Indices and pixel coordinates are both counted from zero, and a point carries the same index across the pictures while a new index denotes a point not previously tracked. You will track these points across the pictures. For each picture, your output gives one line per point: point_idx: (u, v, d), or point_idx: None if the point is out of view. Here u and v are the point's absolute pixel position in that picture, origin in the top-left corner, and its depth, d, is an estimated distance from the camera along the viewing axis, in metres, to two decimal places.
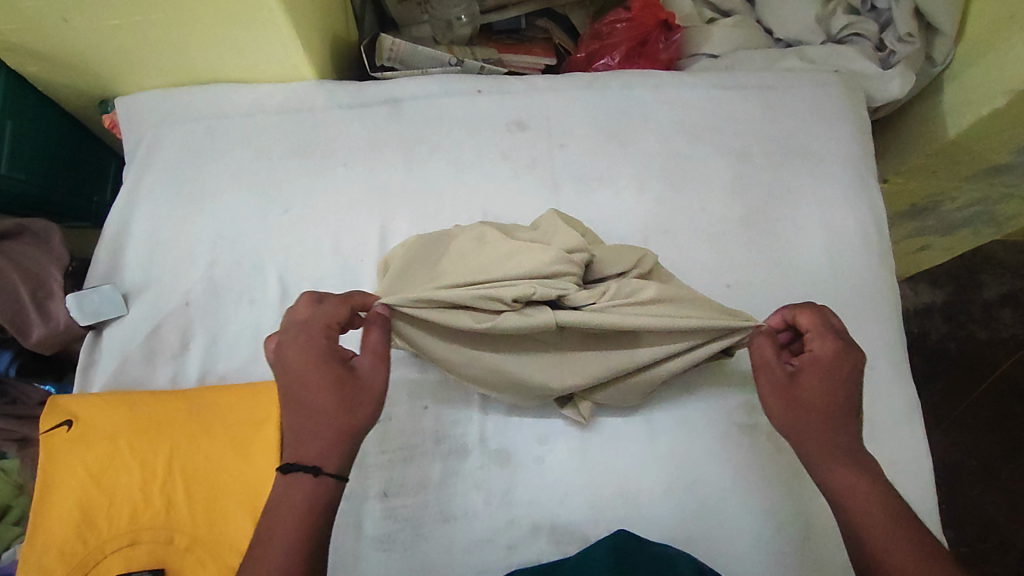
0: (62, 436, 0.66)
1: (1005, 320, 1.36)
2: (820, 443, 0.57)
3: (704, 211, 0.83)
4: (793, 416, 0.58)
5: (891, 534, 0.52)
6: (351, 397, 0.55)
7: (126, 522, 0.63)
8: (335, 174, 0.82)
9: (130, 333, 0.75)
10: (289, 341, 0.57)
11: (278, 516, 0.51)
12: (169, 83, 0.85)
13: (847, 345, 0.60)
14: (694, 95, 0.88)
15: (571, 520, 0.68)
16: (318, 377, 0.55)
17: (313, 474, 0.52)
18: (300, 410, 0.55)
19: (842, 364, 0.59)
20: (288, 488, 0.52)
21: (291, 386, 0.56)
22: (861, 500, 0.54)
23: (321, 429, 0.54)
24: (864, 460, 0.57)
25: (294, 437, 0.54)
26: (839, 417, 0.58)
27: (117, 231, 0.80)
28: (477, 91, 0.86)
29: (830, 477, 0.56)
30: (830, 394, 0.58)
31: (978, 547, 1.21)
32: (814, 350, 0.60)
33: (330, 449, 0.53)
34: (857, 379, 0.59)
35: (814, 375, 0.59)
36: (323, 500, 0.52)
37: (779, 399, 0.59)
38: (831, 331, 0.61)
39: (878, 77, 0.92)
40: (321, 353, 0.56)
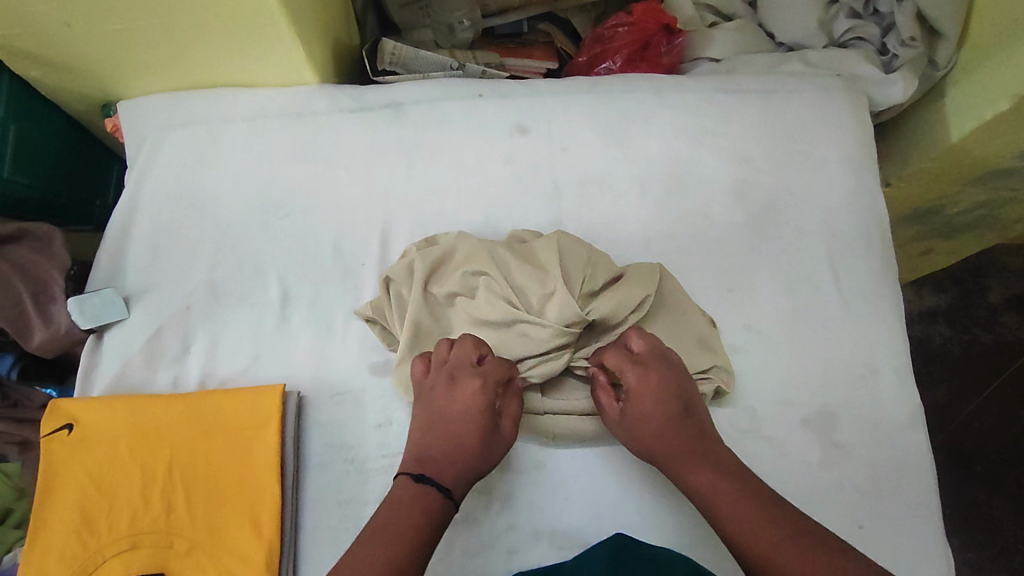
0: (62, 440, 0.66)
1: (1009, 324, 1.35)
2: (668, 458, 0.62)
3: (705, 215, 0.83)
4: (645, 446, 0.64)
5: (744, 523, 0.56)
6: (487, 444, 0.63)
7: (125, 527, 0.62)
8: (336, 178, 0.82)
9: (131, 337, 0.75)
10: (464, 379, 0.64)
11: (407, 517, 0.57)
12: (171, 87, 0.85)
13: (646, 368, 0.65)
14: (695, 99, 0.88)
15: (572, 525, 0.68)
16: (472, 418, 0.62)
17: (445, 494, 0.60)
18: (446, 442, 0.62)
19: (653, 383, 0.64)
20: (421, 498, 0.59)
21: (449, 415, 0.63)
22: (715, 498, 0.59)
23: (457, 462, 0.61)
24: (713, 456, 0.61)
25: (432, 458, 0.62)
26: (674, 431, 0.62)
27: (119, 234, 0.80)
28: (478, 95, 0.86)
29: (692, 487, 0.61)
30: (660, 409, 0.63)
31: (981, 554, 1.20)
32: (626, 383, 0.65)
33: (462, 478, 0.61)
34: (674, 389, 0.64)
35: (638, 403, 0.64)
36: (440, 519, 0.59)
37: (624, 432, 0.65)
38: (629, 361, 0.65)
39: (880, 82, 0.92)
40: (482, 398, 0.63)
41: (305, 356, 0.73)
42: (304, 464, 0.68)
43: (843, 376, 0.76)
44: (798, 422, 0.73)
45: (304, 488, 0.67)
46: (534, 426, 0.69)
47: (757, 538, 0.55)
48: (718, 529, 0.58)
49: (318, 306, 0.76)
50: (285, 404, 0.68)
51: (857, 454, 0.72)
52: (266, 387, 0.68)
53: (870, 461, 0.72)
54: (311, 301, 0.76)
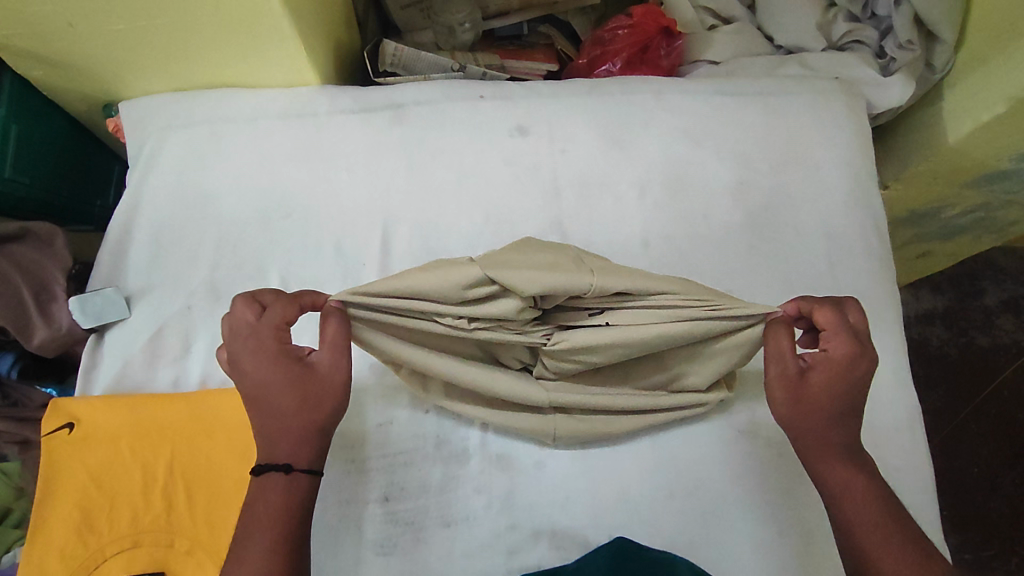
0: (63, 439, 0.65)
1: (1005, 327, 1.36)
2: (824, 444, 0.58)
3: (705, 216, 0.83)
4: (797, 413, 0.58)
5: (882, 539, 0.54)
6: (317, 395, 0.57)
7: (126, 526, 0.63)
8: (338, 178, 0.82)
9: (132, 336, 0.75)
10: (246, 347, 0.57)
11: (254, 516, 0.54)
12: (173, 88, 0.85)
13: (861, 348, 0.58)
14: (695, 101, 0.89)
15: (572, 525, 0.68)
16: (281, 381, 0.56)
17: (285, 472, 0.55)
18: (270, 414, 0.56)
19: (854, 366, 0.58)
20: (261, 491, 0.55)
21: (252, 389, 0.57)
22: (858, 499, 0.56)
23: (292, 429, 0.56)
24: (865, 463, 0.58)
25: (270, 440, 0.56)
26: (842, 417, 0.58)
27: (120, 234, 0.80)
28: (479, 97, 0.87)
29: (824, 471, 0.58)
30: (842, 394, 0.58)
31: (978, 555, 1.21)
32: (827, 351, 0.58)
33: (299, 445, 0.56)
34: (866, 378, 0.58)
35: (827, 375, 0.58)
36: (299, 496, 0.55)
37: (785, 394, 0.58)
38: (848, 331, 0.58)
39: (877, 85, 0.93)
40: (279, 357, 0.57)
41: None
42: None
43: None
44: None
45: None
46: (536, 426, 0.69)
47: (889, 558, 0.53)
48: (843, 528, 0.56)
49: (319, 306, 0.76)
50: None
51: None
52: None
53: None
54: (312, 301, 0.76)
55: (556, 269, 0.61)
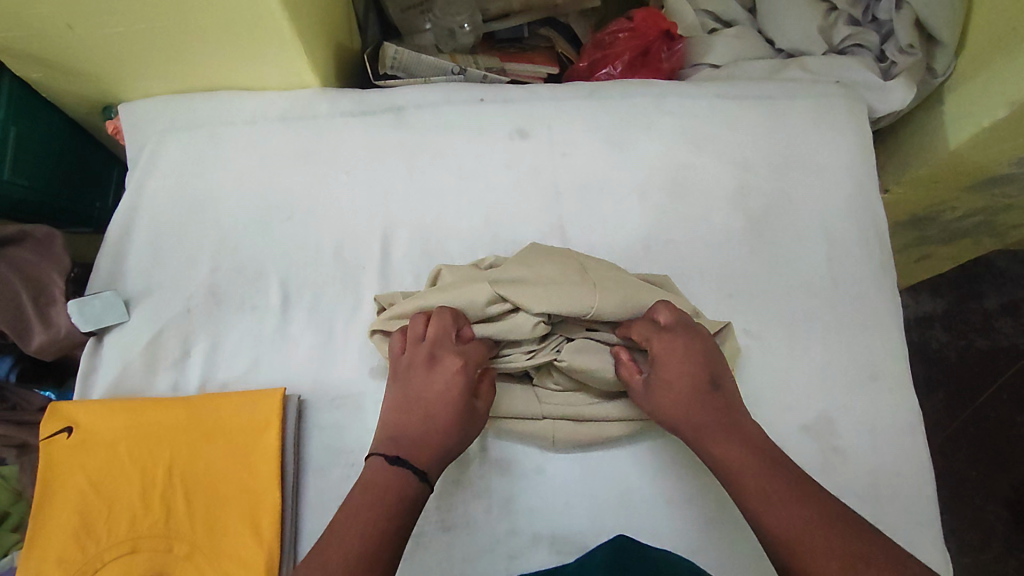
0: (62, 443, 0.65)
1: (1005, 330, 1.36)
2: (695, 428, 0.60)
3: (706, 220, 0.83)
4: (664, 414, 0.62)
5: (773, 505, 0.54)
6: (467, 429, 0.62)
7: (125, 531, 0.62)
8: (337, 181, 0.82)
9: (131, 339, 0.75)
10: (443, 357, 0.63)
11: (379, 502, 0.55)
12: (173, 90, 0.85)
13: (676, 335, 0.64)
14: (695, 104, 0.89)
15: (572, 530, 0.68)
16: (449, 399, 0.62)
17: (419, 476, 0.58)
18: (422, 421, 0.61)
19: (682, 352, 0.63)
20: (393, 483, 0.57)
21: (425, 397, 0.62)
22: (741, 468, 0.57)
23: (437, 445, 0.60)
24: (742, 430, 0.60)
25: (408, 441, 0.60)
26: (701, 400, 0.61)
27: (119, 237, 0.80)
28: (479, 100, 0.86)
29: (714, 461, 0.59)
30: (690, 378, 0.62)
31: (977, 558, 1.21)
32: (653, 352, 0.64)
33: (436, 458, 0.60)
34: (705, 358, 0.63)
35: (664, 372, 0.63)
36: (418, 503, 0.57)
37: (647, 402, 0.63)
38: (658, 329, 0.64)
39: (878, 89, 0.93)
40: (466, 381, 0.63)
41: (306, 360, 0.73)
42: (304, 469, 0.68)
43: (841, 381, 0.76)
44: (797, 428, 0.73)
45: (303, 492, 0.67)
46: (533, 429, 0.69)
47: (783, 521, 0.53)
48: (740, 503, 0.56)
49: (318, 309, 0.76)
50: (286, 409, 0.68)
51: (856, 460, 0.72)
52: (267, 391, 0.68)
53: (868, 466, 0.72)
54: (311, 304, 0.76)
55: (560, 284, 0.66)
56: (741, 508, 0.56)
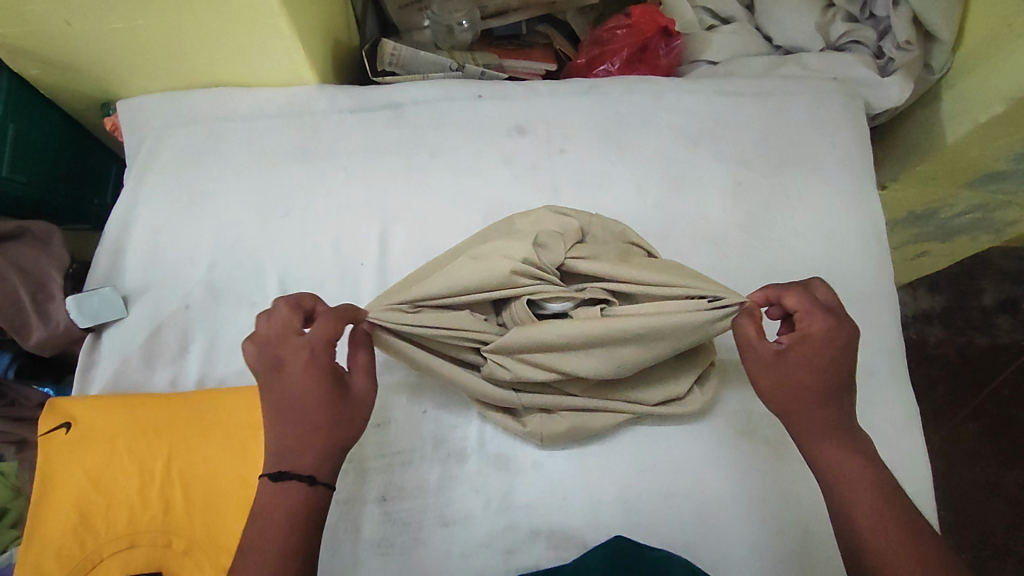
0: (60, 438, 0.65)
1: (1003, 327, 1.36)
2: (815, 423, 0.57)
3: (703, 216, 0.83)
4: (781, 397, 0.58)
5: (882, 526, 0.52)
6: (348, 412, 0.57)
7: (123, 526, 0.62)
8: (336, 178, 0.82)
9: (130, 335, 0.75)
10: (291, 357, 0.57)
11: (269, 522, 0.52)
12: (172, 87, 0.85)
13: (839, 321, 0.58)
14: (693, 101, 0.89)
15: (570, 525, 0.68)
16: (314, 394, 0.56)
17: (309, 483, 0.54)
18: (294, 424, 0.55)
19: (833, 340, 0.57)
20: (279, 496, 0.53)
21: (287, 401, 0.56)
22: (852, 478, 0.55)
23: (318, 443, 0.55)
24: (858, 440, 0.57)
25: (288, 450, 0.55)
26: (830, 395, 0.57)
27: (118, 234, 0.80)
28: (478, 96, 0.87)
29: (824, 458, 0.56)
30: (829, 371, 0.57)
31: (975, 555, 1.22)
32: (804, 329, 0.58)
33: (324, 457, 0.55)
34: (851, 352, 0.58)
35: (804, 354, 0.57)
36: (313, 509, 0.54)
37: (769, 378, 0.58)
38: (820, 308, 0.59)
39: (875, 85, 0.93)
40: (326, 367, 0.57)
41: None
42: None
43: None
44: None
45: None
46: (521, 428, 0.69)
47: (889, 546, 0.52)
48: (841, 507, 0.55)
49: None
50: None
51: None
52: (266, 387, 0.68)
53: None
54: None
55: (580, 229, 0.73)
56: (838, 509, 0.55)
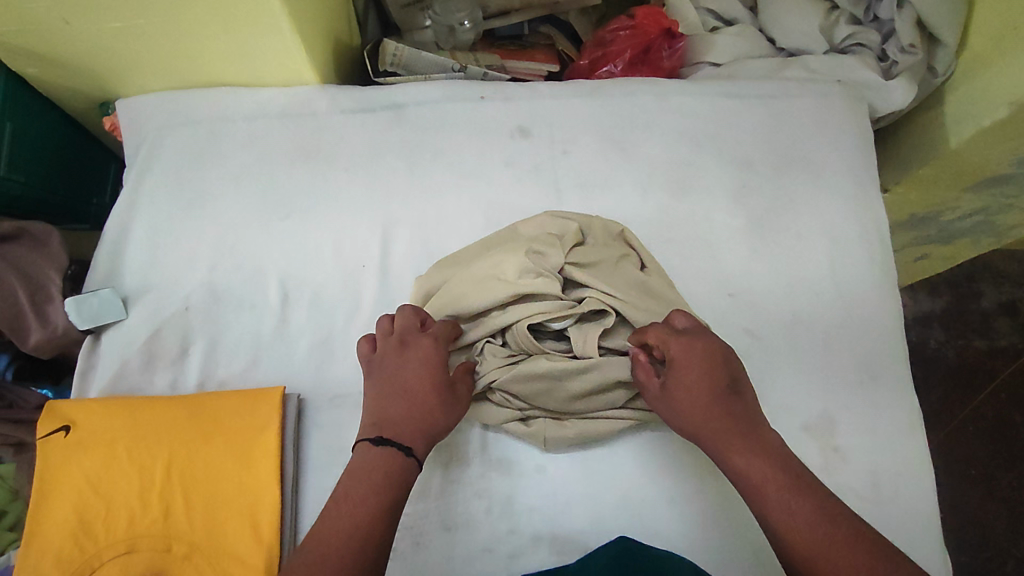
0: (59, 442, 0.65)
1: (1003, 329, 1.36)
2: (712, 434, 0.57)
3: (707, 219, 0.83)
4: (680, 419, 0.59)
5: (796, 523, 0.51)
6: (450, 405, 0.61)
7: (123, 530, 0.62)
8: (338, 179, 0.81)
9: (130, 337, 0.74)
10: (413, 343, 0.64)
11: (366, 481, 0.54)
12: (172, 87, 0.85)
13: (693, 338, 0.61)
14: (697, 103, 0.88)
15: (573, 530, 0.68)
16: (425, 380, 0.61)
17: (405, 453, 0.56)
18: (402, 401, 0.60)
19: (695, 355, 0.60)
20: (377, 460, 0.56)
21: (397, 382, 0.61)
22: (761, 482, 0.53)
23: (420, 420, 0.59)
24: (761, 438, 0.56)
25: (390, 421, 0.59)
26: (717, 403, 0.58)
27: (117, 235, 0.79)
28: (480, 97, 0.86)
29: (733, 471, 0.56)
30: (706, 384, 0.58)
31: (974, 557, 1.22)
32: (668, 355, 0.61)
33: (420, 435, 0.58)
34: (720, 359, 0.60)
35: (680, 376, 0.59)
36: (403, 479, 0.56)
37: (662, 405, 0.60)
38: (675, 333, 0.62)
39: (879, 88, 0.92)
40: (441, 359, 0.63)
41: (306, 358, 0.73)
42: (304, 468, 0.68)
43: (842, 381, 0.76)
44: (798, 428, 0.73)
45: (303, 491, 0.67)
46: (524, 431, 0.69)
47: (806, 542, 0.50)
48: (761, 515, 0.53)
49: (318, 308, 0.76)
50: (286, 408, 0.68)
51: (857, 458, 0.72)
52: (267, 390, 0.68)
53: (868, 465, 0.72)
54: (312, 301, 0.76)
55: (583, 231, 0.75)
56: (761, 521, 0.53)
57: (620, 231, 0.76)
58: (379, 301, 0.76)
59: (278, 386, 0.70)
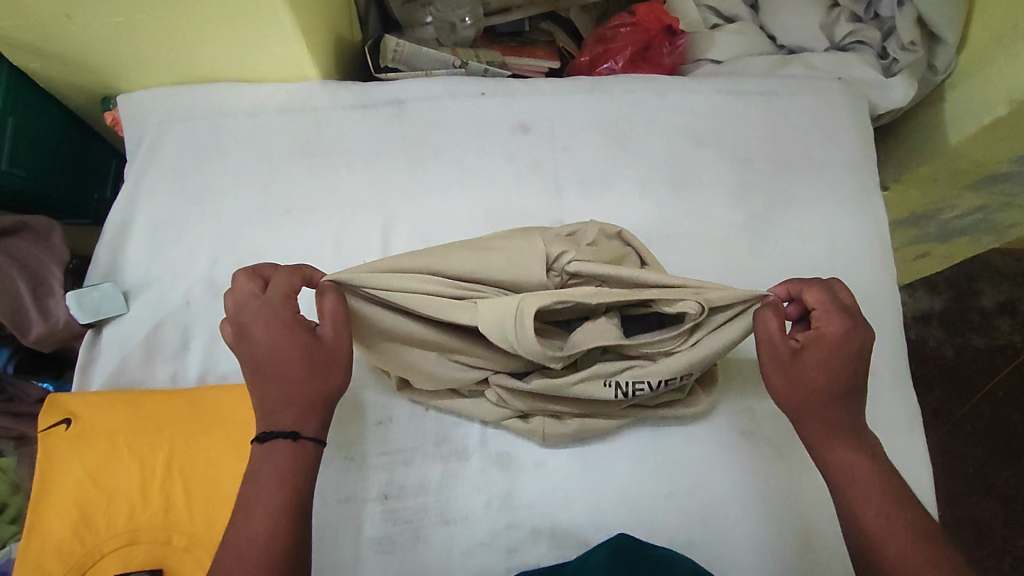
0: (60, 435, 0.65)
1: (1002, 328, 1.36)
2: (825, 422, 0.57)
3: (707, 215, 0.83)
4: (792, 394, 0.59)
5: (890, 527, 0.52)
6: (323, 362, 0.57)
7: (124, 523, 0.62)
8: (338, 174, 0.82)
9: (131, 331, 0.74)
10: (253, 315, 0.58)
11: (258, 482, 0.53)
12: (174, 82, 0.85)
13: (854, 323, 0.58)
14: (697, 100, 0.88)
15: (572, 524, 0.68)
16: (286, 351, 0.56)
17: (292, 440, 0.55)
18: (274, 382, 0.56)
19: (848, 342, 0.58)
20: (266, 456, 0.54)
21: (260, 363, 0.57)
22: (861, 481, 0.55)
23: (301, 399, 0.56)
24: (869, 442, 0.57)
25: (274, 410, 0.56)
26: (843, 394, 0.57)
27: (118, 229, 0.80)
28: (480, 93, 0.86)
29: (831, 459, 0.57)
30: (839, 373, 0.58)
31: (972, 555, 1.22)
32: (819, 329, 0.59)
33: (305, 413, 0.56)
34: (865, 352, 0.58)
35: (818, 353, 0.58)
36: (303, 466, 0.55)
37: (780, 375, 0.59)
38: (838, 308, 0.59)
39: (881, 85, 0.93)
40: (291, 319, 0.58)
41: None
42: None
43: None
44: None
45: None
46: (523, 427, 0.69)
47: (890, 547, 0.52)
48: (846, 503, 0.55)
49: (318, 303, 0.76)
50: None
51: None
52: None
53: None
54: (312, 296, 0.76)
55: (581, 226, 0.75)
56: (844, 508, 0.55)
57: (619, 232, 0.75)
58: None
59: None
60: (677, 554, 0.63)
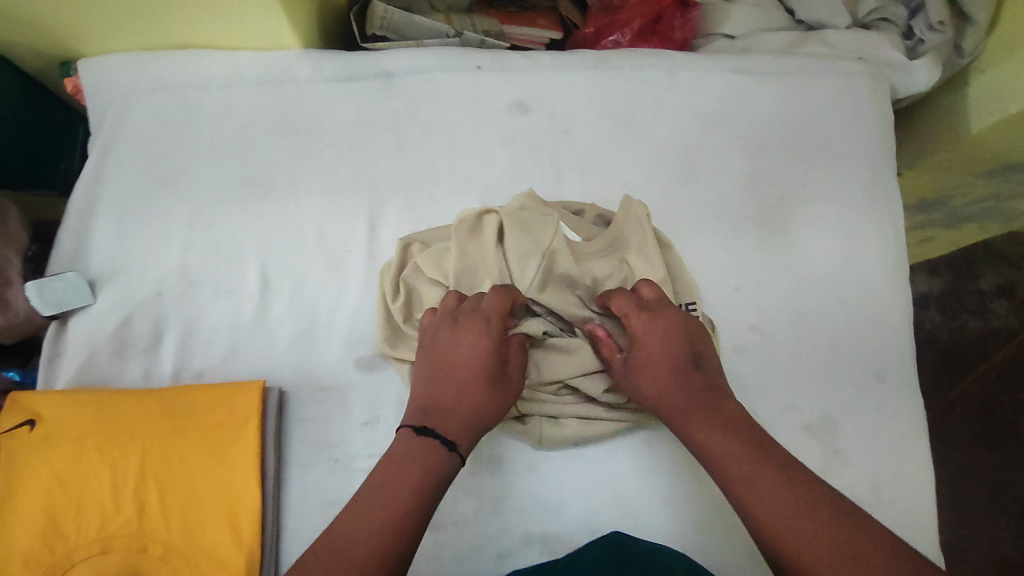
0: (24, 437, 0.61)
1: (1001, 313, 1.34)
2: (675, 411, 0.56)
3: (715, 206, 0.78)
4: (646, 391, 0.58)
5: (774, 512, 0.47)
6: (498, 394, 0.58)
7: (95, 530, 0.59)
8: (321, 154, 0.76)
9: (98, 323, 0.69)
10: (466, 322, 0.60)
11: (403, 476, 0.51)
12: (140, 47, 0.77)
13: (654, 313, 0.60)
14: (708, 79, 0.82)
15: (565, 530, 0.66)
16: (478, 365, 0.58)
17: (446, 448, 0.54)
18: (452, 384, 0.58)
19: (656, 331, 0.59)
20: (416, 454, 0.53)
21: (447, 363, 0.59)
22: (723, 459, 0.51)
23: (467, 412, 0.57)
24: (724, 412, 0.55)
25: (442, 407, 0.56)
26: (681, 373, 0.57)
27: (82, 210, 0.74)
28: (476, 67, 0.80)
29: (694, 445, 0.54)
30: (665, 353, 0.58)
31: (952, 535, 1.24)
32: (630, 330, 0.60)
33: (463, 429, 0.56)
34: (685, 331, 0.59)
35: (640, 351, 0.59)
36: (443, 477, 0.52)
37: (624, 384, 0.60)
38: (636, 307, 0.61)
39: (903, 68, 0.86)
40: (488, 342, 0.59)
41: (287, 347, 0.69)
42: (285, 464, 0.65)
43: (843, 379, 0.73)
44: (799, 429, 0.71)
45: (285, 489, 0.64)
46: (519, 428, 0.67)
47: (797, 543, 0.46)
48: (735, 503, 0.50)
49: (301, 294, 0.71)
50: (266, 401, 0.65)
51: (855, 458, 0.71)
52: (246, 382, 0.65)
53: (867, 464, 0.71)
54: (293, 287, 0.71)
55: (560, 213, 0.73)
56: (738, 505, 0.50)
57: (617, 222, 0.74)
58: (365, 290, 0.72)
59: (257, 378, 0.66)
60: (670, 552, 0.61)
